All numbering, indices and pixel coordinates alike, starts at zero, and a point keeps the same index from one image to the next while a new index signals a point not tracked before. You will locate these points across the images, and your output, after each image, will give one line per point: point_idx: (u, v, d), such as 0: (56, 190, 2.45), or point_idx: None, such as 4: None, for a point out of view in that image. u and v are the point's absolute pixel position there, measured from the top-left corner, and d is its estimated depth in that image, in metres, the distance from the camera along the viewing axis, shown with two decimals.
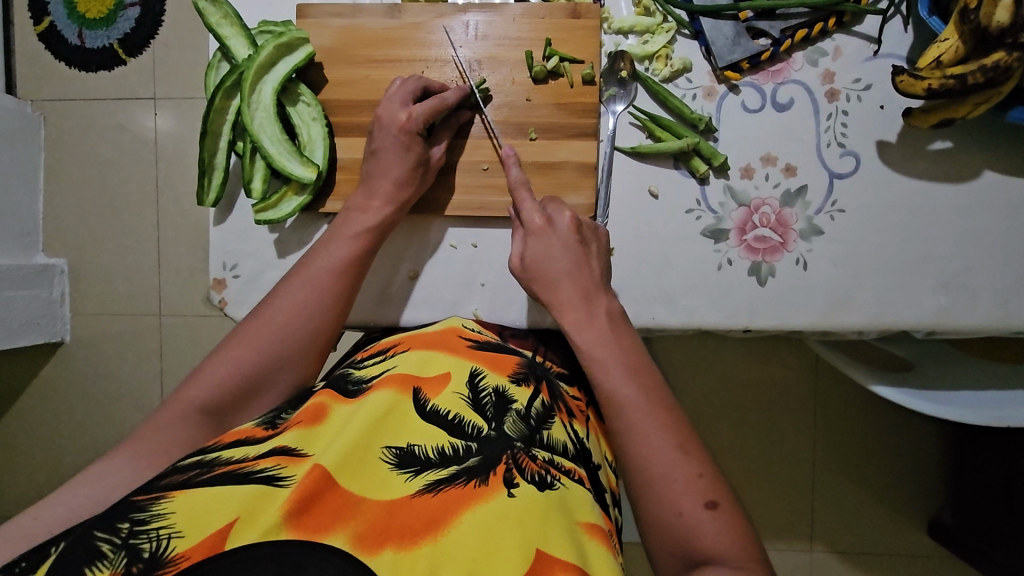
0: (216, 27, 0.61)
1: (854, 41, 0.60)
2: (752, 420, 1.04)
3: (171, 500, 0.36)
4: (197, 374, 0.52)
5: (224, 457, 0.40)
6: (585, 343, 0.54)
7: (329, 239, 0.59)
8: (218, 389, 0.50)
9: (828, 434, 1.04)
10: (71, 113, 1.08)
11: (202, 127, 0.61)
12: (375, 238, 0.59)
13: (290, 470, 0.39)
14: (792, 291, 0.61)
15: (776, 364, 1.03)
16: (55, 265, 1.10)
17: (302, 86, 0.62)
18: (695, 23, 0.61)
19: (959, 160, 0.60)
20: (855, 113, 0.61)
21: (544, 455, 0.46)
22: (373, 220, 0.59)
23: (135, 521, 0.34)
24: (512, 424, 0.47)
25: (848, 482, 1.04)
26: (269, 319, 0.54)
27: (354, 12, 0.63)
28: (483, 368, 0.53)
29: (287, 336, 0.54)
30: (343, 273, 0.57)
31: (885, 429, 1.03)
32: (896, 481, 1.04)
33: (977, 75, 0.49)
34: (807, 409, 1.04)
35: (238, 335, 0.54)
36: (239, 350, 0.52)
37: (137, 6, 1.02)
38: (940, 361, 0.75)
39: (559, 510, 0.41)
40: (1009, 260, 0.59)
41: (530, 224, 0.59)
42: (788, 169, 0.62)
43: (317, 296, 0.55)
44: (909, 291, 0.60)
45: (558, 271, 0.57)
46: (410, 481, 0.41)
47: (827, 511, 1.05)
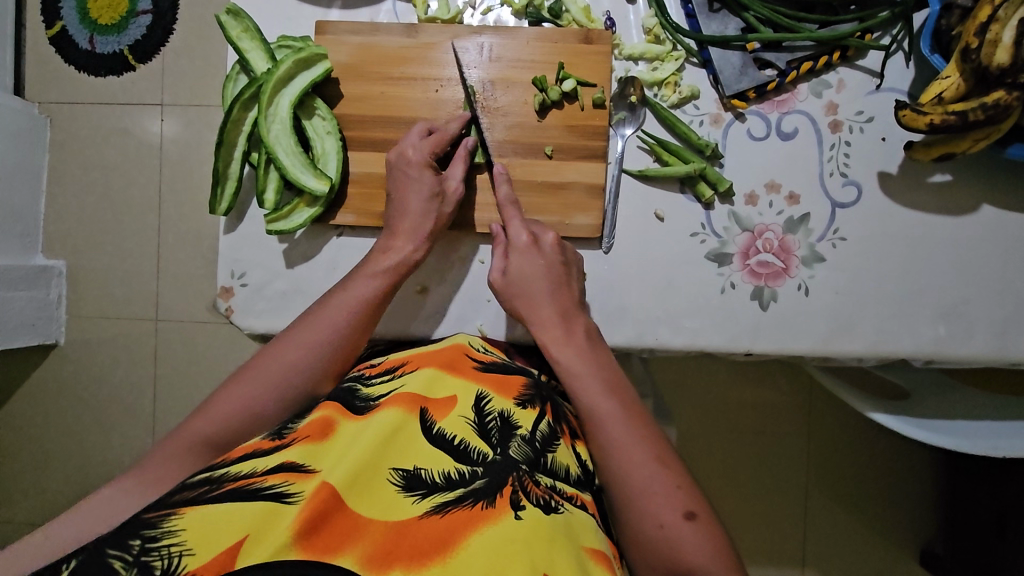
0: (236, 40, 0.62)
1: (857, 75, 0.62)
2: (750, 441, 1.04)
3: (180, 517, 0.36)
4: (204, 407, 0.51)
5: (232, 472, 0.40)
6: (563, 358, 0.55)
7: (357, 271, 0.59)
8: (240, 402, 0.50)
9: (821, 459, 1.04)
10: (79, 118, 1.08)
11: (217, 137, 0.62)
12: (389, 281, 0.58)
13: (298, 487, 0.39)
14: (792, 316, 0.62)
15: (773, 388, 1.04)
16: (54, 267, 1.09)
17: (318, 100, 0.63)
18: (704, 53, 0.63)
19: (957, 194, 0.61)
20: (857, 144, 0.62)
21: (547, 480, 0.46)
22: (383, 281, 0.58)
23: (146, 538, 0.35)
24: (518, 447, 0.47)
25: (842, 508, 1.04)
26: (280, 355, 0.53)
27: (372, 31, 0.64)
28: (489, 392, 0.52)
29: (296, 379, 0.52)
30: (370, 300, 0.57)
31: (877, 454, 1.04)
32: (890, 509, 1.04)
33: (978, 112, 0.51)
34: (801, 434, 1.04)
35: (262, 356, 0.54)
36: (249, 386, 0.51)
37: (150, 14, 1.03)
38: (936, 392, 0.75)
39: (565, 534, 0.41)
40: (1006, 293, 0.61)
41: (515, 242, 0.60)
42: (791, 197, 0.63)
43: (329, 340, 0.54)
44: (908, 320, 0.61)
45: (540, 288, 0.58)
46: (416, 503, 0.41)
47: (821, 537, 1.04)
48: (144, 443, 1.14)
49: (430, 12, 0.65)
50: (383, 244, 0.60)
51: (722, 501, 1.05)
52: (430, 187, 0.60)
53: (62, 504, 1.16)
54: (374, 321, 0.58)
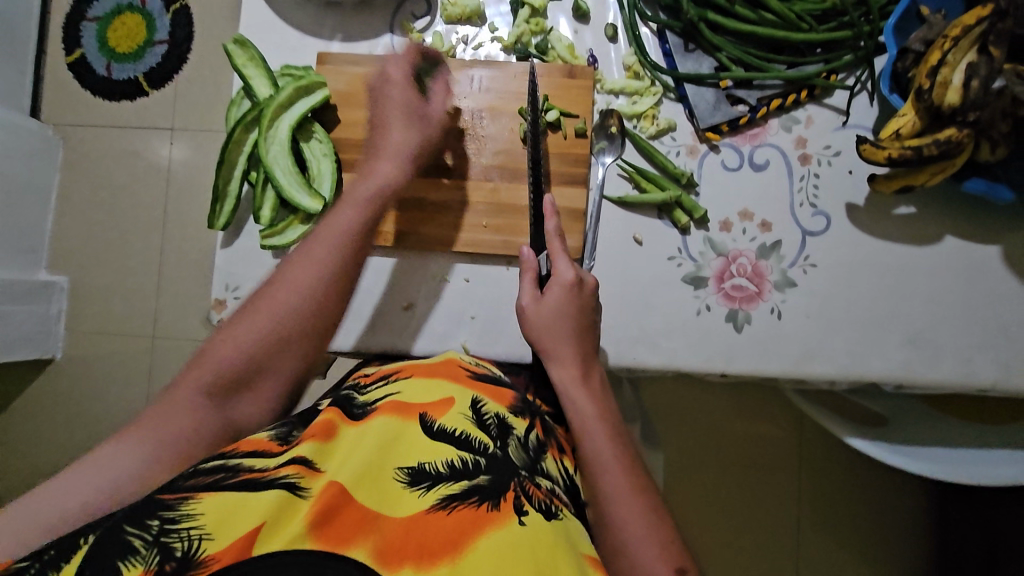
0: (242, 68, 0.67)
1: (825, 112, 0.66)
2: (740, 476, 1.08)
3: (199, 501, 0.37)
4: (199, 358, 0.52)
5: (247, 464, 0.42)
6: (579, 400, 0.56)
7: (339, 205, 0.59)
8: (231, 350, 0.52)
9: (813, 494, 1.07)
10: (91, 139, 1.13)
11: (219, 157, 0.65)
12: (371, 211, 0.58)
13: (309, 482, 0.41)
14: (765, 338, 0.64)
15: (767, 423, 1.08)
16: (56, 283, 1.13)
17: (316, 125, 0.67)
18: (680, 89, 0.67)
19: (920, 224, 0.64)
20: (825, 176, 0.66)
21: (547, 484, 0.49)
22: (364, 214, 0.58)
23: (165, 519, 0.36)
24: (516, 449, 0.50)
25: (833, 545, 1.06)
26: (273, 295, 0.54)
27: (369, 62, 0.69)
28: (485, 398, 0.54)
29: (291, 318, 0.53)
30: (357, 234, 0.57)
31: (854, 490, 1.07)
32: (884, 549, 1.06)
33: (932, 147, 0.54)
34: (792, 467, 1.08)
35: (251, 304, 0.54)
36: (241, 330, 0.53)
37: (165, 44, 1.10)
38: (912, 421, 0.76)
39: (566, 541, 0.43)
40: (973, 320, 0.63)
41: (561, 276, 0.59)
42: (763, 224, 0.66)
43: (320, 276, 0.55)
44: (877, 345, 0.63)
45: (571, 324, 0.58)
46: (423, 496, 0.42)
47: (812, 570, 1.06)
48: None
49: (425, 46, 0.70)
50: (367, 166, 0.61)
51: (710, 535, 1.08)
52: (410, 109, 0.62)
53: None
54: (365, 254, 0.58)
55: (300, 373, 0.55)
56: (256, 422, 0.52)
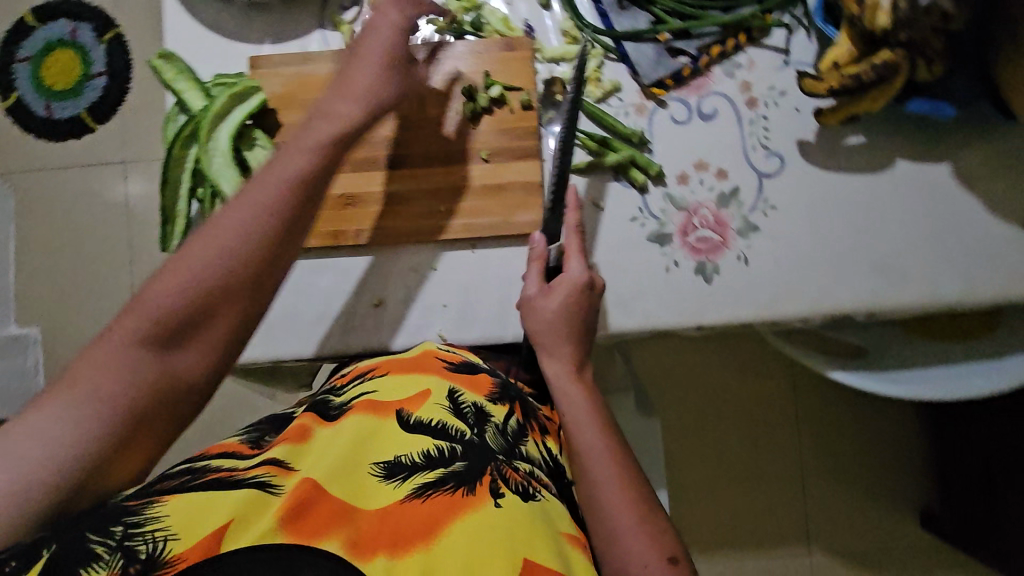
0: (172, 83, 0.65)
1: (766, 53, 0.66)
2: (744, 433, 1.15)
3: (164, 504, 0.37)
4: (130, 307, 0.43)
5: (214, 465, 0.42)
6: (568, 393, 0.56)
7: (281, 155, 0.51)
8: (163, 299, 0.43)
9: (817, 444, 1.15)
10: (48, 188, 1.18)
11: (162, 177, 0.64)
12: (328, 149, 0.52)
13: (281, 480, 0.40)
14: (735, 286, 0.64)
15: (768, 385, 1.15)
16: (29, 335, 1.18)
17: (257, 131, 0.65)
18: (620, 48, 0.66)
19: (872, 152, 0.65)
20: (774, 117, 0.66)
21: (525, 466, 0.49)
22: (321, 152, 0.51)
23: (129, 524, 0.36)
24: (493, 436, 0.49)
25: (841, 488, 1.13)
26: (212, 228, 0.46)
27: (303, 60, 0.67)
28: (462, 388, 0.53)
29: (239, 253, 0.46)
30: (303, 182, 0.50)
31: (857, 438, 1.14)
32: (887, 482, 1.13)
33: (868, 73, 0.54)
34: (793, 421, 1.15)
35: (184, 251, 0.45)
36: (175, 278, 0.44)
37: (104, 76, 1.14)
38: (898, 343, 0.77)
39: (542, 522, 0.43)
40: (934, 240, 0.63)
41: (574, 275, 0.59)
42: (719, 172, 0.66)
43: (268, 227, 0.47)
44: (845, 277, 0.64)
45: (569, 321, 0.58)
46: (398, 488, 0.42)
47: (820, 513, 1.13)
48: None
49: (357, 37, 0.69)
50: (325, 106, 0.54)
51: (720, 490, 1.14)
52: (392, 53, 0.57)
53: None
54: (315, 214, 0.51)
55: (247, 326, 0.47)
56: (203, 384, 0.45)
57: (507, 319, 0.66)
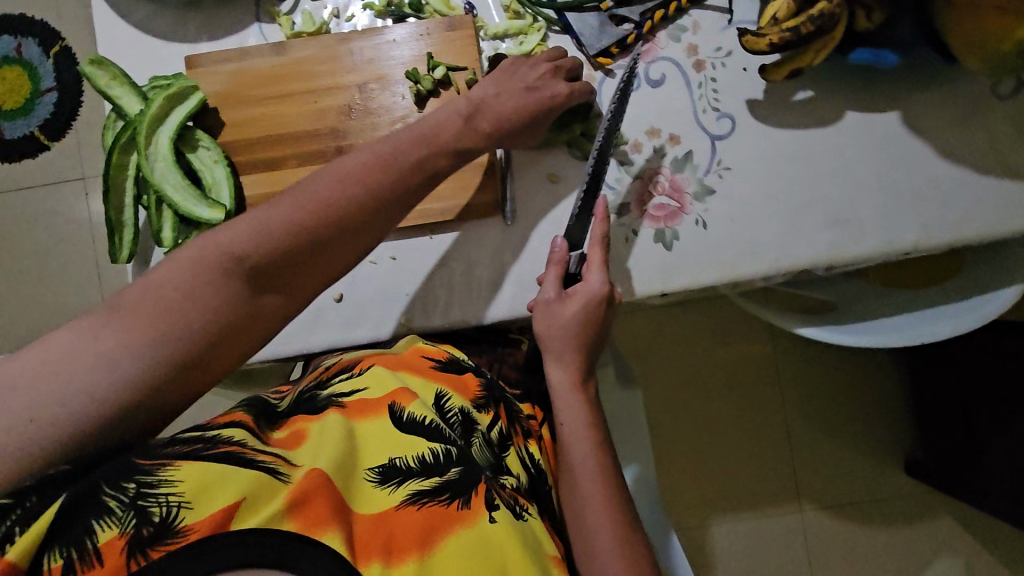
0: (106, 88, 0.63)
1: (708, 14, 0.66)
2: (729, 395, 1.16)
3: (178, 468, 0.35)
4: (240, 220, 0.43)
5: (225, 436, 0.40)
6: (564, 410, 0.57)
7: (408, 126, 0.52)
8: (276, 221, 0.43)
9: (802, 405, 1.16)
10: (6, 213, 1.16)
11: (104, 186, 0.62)
12: (437, 138, 0.52)
13: (289, 469, 0.39)
14: (695, 250, 0.65)
15: (753, 346, 1.17)
16: None
17: (198, 132, 0.64)
18: (563, 19, 0.65)
19: (821, 106, 0.65)
20: (722, 79, 0.65)
21: (511, 482, 0.50)
22: (428, 142, 0.51)
23: (142, 483, 0.34)
24: (480, 448, 0.50)
25: (829, 442, 1.16)
26: (328, 178, 0.46)
27: (241, 56, 0.65)
28: (448, 391, 0.54)
29: (344, 209, 0.45)
30: (424, 164, 0.51)
31: (841, 398, 1.16)
32: (871, 436, 1.16)
33: (808, 24, 0.54)
34: (777, 383, 1.17)
35: (309, 184, 0.46)
36: (293, 205, 0.44)
37: (55, 91, 1.11)
38: (862, 300, 0.80)
39: (527, 537, 0.45)
40: (887, 190, 0.64)
41: (594, 288, 0.58)
42: (671, 138, 0.66)
43: (391, 188, 0.48)
44: (803, 233, 0.64)
45: (587, 339, 0.58)
46: (392, 493, 0.42)
47: (807, 467, 1.15)
48: None
49: (296, 28, 0.67)
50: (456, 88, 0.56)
51: (709, 451, 1.16)
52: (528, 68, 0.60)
53: None
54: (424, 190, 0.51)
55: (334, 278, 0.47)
56: (276, 323, 0.44)
57: (472, 302, 0.65)
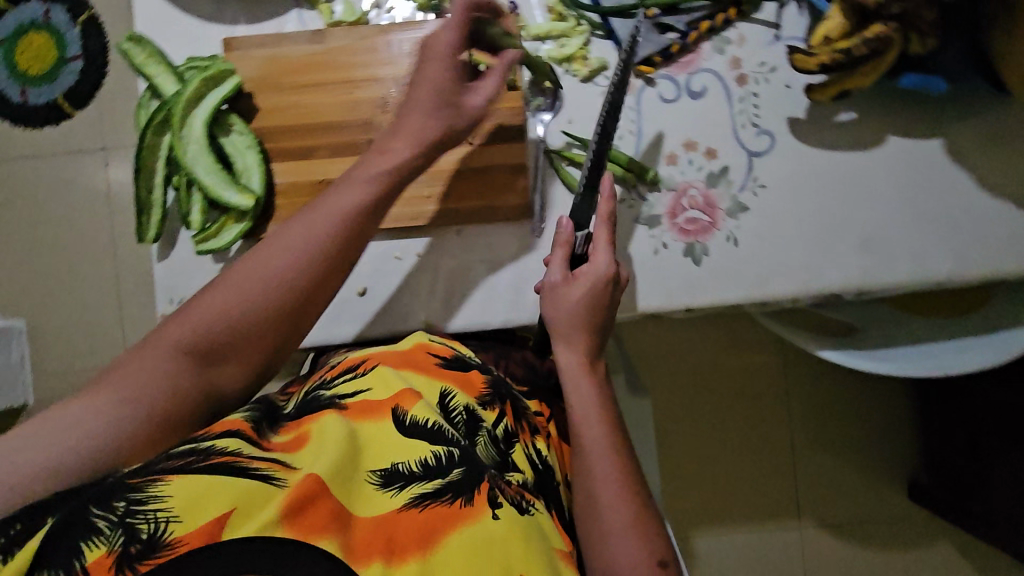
0: (143, 66, 0.62)
1: (755, 27, 0.64)
2: (731, 407, 1.15)
3: (167, 483, 0.36)
4: (177, 315, 0.47)
5: (218, 445, 0.40)
6: (574, 386, 0.56)
7: (340, 184, 0.52)
8: (202, 314, 0.46)
9: (805, 420, 1.15)
10: (26, 180, 1.16)
11: (135, 165, 0.62)
12: (381, 190, 0.52)
13: (283, 473, 0.39)
14: (724, 266, 0.64)
15: (757, 358, 1.15)
16: (14, 327, 1.16)
17: (233, 116, 0.63)
18: (607, 24, 0.65)
19: (862, 128, 0.64)
20: (764, 94, 0.64)
21: (518, 479, 0.49)
22: (373, 193, 0.51)
23: (132, 500, 0.35)
24: (485, 446, 0.49)
25: (829, 460, 1.15)
26: (265, 262, 0.48)
27: (277, 42, 0.65)
28: (453, 388, 0.54)
29: (228, 308, 0.46)
30: (356, 219, 0.50)
31: (845, 412, 1.15)
32: (873, 453, 1.15)
33: (861, 47, 0.52)
34: (781, 397, 1.15)
35: (226, 277, 0.48)
36: (223, 294, 0.47)
37: (80, 60, 1.09)
38: (882, 321, 0.77)
39: (535, 533, 0.44)
40: (923, 218, 0.63)
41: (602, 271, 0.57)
42: (709, 152, 0.65)
43: (315, 258, 0.49)
44: (835, 257, 0.63)
45: (593, 317, 0.57)
46: (395, 496, 0.42)
47: (805, 483, 1.15)
48: None
49: (335, 17, 0.66)
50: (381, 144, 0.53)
51: (707, 463, 1.15)
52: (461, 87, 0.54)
53: None
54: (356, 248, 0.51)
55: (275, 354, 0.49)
56: (228, 398, 0.47)
57: (494, 304, 0.65)
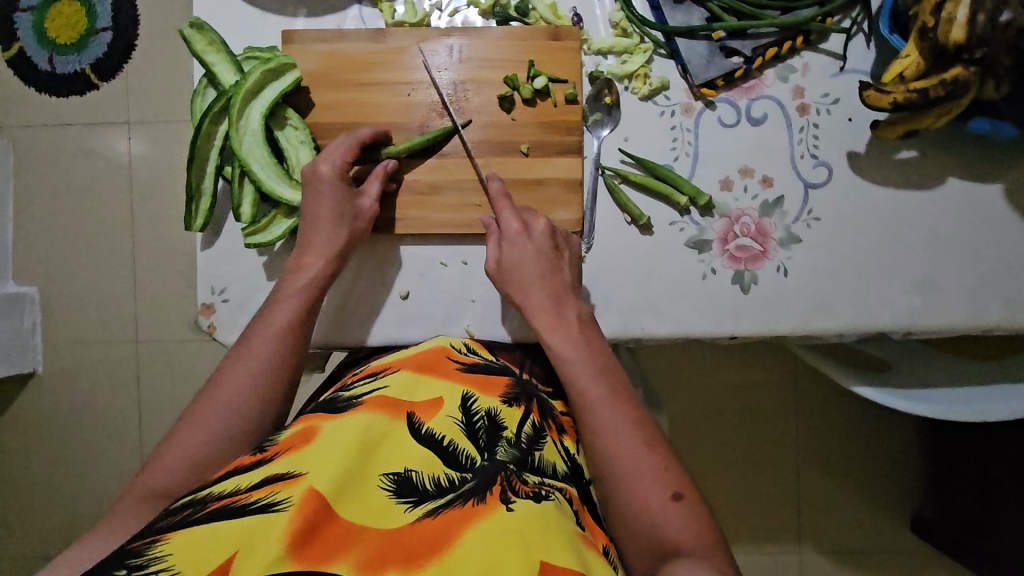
0: (202, 54, 0.62)
1: (820, 57, 0.63)
2: (738, 425, 1.12)
3: (166, 542, 0.34)
4: (148, 468, 0.48)
5: (215, 491, 0.39)
6: (555, 343, 0.57)
7: (273, 302, 0.58)
8: (170, 456, 0.48)
9: (811, 433, 1.13)
10: (44, 148, 1.11)
11: (189, 152, 0.61)
12: (307, 302, 0.58)
13: (284, 493, 0.37)
14: (772, 296, 0.63)
15: (761, 373, 1.12)
16: (26, 295, 1.12)
17: (289, 110, 0.63)
18: (671, 44, 0.64)
19: (922, 168, 0.63)
20: (825, 126, 0.64)
21: (536, 478, 0.46)
22: (298, 307, 0.57)
23: (132, 566, 0.33)
24: (504, 451, 0.47)
25: (834, 481, 1.13)
26: (211, 399, 0.52)
27: (338, 38, 0.64)
28: (474, 391, 0.53)
29: (193, 444, 0.49)
30: (294, 327, 0.56)
31: (849, 423, 1.12)
32: (877, 463, 1.13)
33: (939, 88, 0.52)
34: (788, 413, 1.12)
35: (187, 418, 0.51)
36: (186, 435, 0.50)
37: (110, 32, 1.05)
38: (916, 360, 0.77)
39: (557, 521, 0.41)
40: (977, 262, 0.62)
41: (506, 229, 0.60)
42: (764, 180, 0.64)
43: (268, 372, 0.54)
44: (885, 296, 0.63)
45: (534, 274, 0.59)
46: (408, 510, 0.40)
47: (812, 499, 1.13)
48: (130, 470, 1.14)
49: (397, 17, 0.65)
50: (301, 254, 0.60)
51: (716, 482, 1.13)
52: (345, 205, 0.59)
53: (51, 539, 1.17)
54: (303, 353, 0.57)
55: None
56: None
57: None
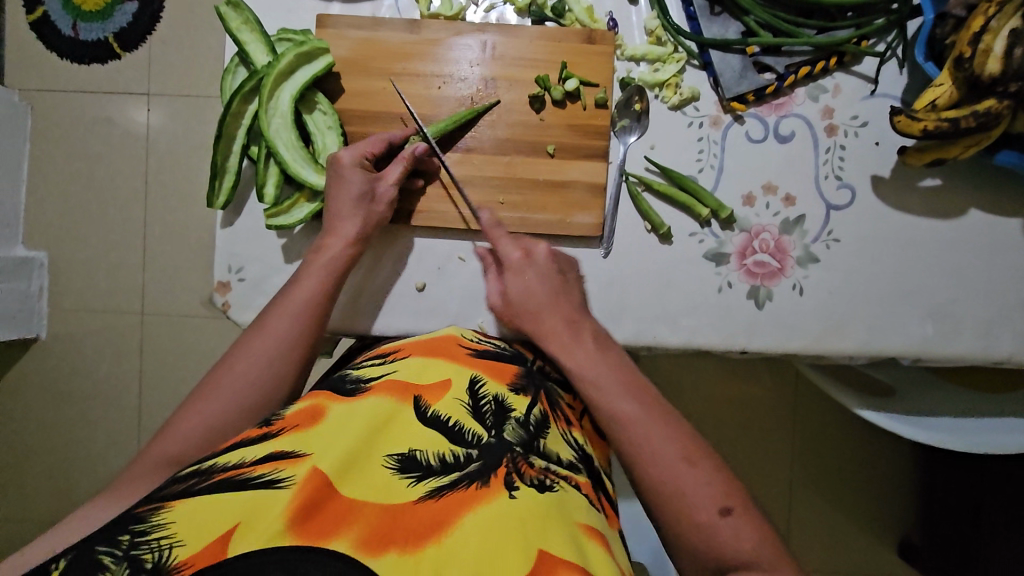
0: (236, 32, 0.62)
1: (852, 80, 0.63)
2: (737, 436, 1.12)
3: (169, 510, 0.35)
4: (163, 432, 0.49)
5: (221, 463, 0.39)
6: (575, 363, 0.54)
7: (294, 281, 0.58)
8: (187, 423, 0.48)
9: (810, 444, 1.13)
10: (64, 113, 1.11)
11: (218, 129, 0.61)
12: (330, 279, 0.58)
13: (289, 472, 0.38)
14: (786, 314, 0.63)
15: (761, 387, 1.12)
16: (35, 259, 1.11)
17: (319, 95, 0.63)
18: (705, 55, 0.64)
19: (946, 198, 0.63)
20: (851, 148, 0.64)
21: (541, 462, 0.46)
22: (320, 284, 0.57)
23: (136, 533, 0.33)
24: (512, 430, 0.47)
25: (833, 491, 1.13)
26: (229, 371, 0.52)
27: (374, 26, 0.64)
28: (485, 376, 0.53)
29: (209, 415, 0.49)
30: (317, 307, 0.56)
31: (850, 438, 1.12)
32: (874, 472, 1.13)
33: (970, 119, 0.52)
34: (785, 428, 1.12)
35: (204, 387, 0.51)
36: (204, 404, 0.50)
37: (136, 3, 1.05)
38: (922, 388, 0.78)
39: (558, 512, 0.41)
40: (993, 294, 0.62)
41: (509, 259, 0.60)
42: (787, 198, 0.64)
43: (289, 348, 0.54)
44: (899, 321, 0.63)
45: (539, 300, 0.58)
46: (412, 486, 0.40)
47: (813, 511, 1.13)
48: (129, 438, 1.15)
49: (432, 9, 0.65)
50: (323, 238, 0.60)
51: None
52: (362, 194, 0.59)
53: (45, 501, 1.17)
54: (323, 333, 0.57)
55: None
56: None
57: None
